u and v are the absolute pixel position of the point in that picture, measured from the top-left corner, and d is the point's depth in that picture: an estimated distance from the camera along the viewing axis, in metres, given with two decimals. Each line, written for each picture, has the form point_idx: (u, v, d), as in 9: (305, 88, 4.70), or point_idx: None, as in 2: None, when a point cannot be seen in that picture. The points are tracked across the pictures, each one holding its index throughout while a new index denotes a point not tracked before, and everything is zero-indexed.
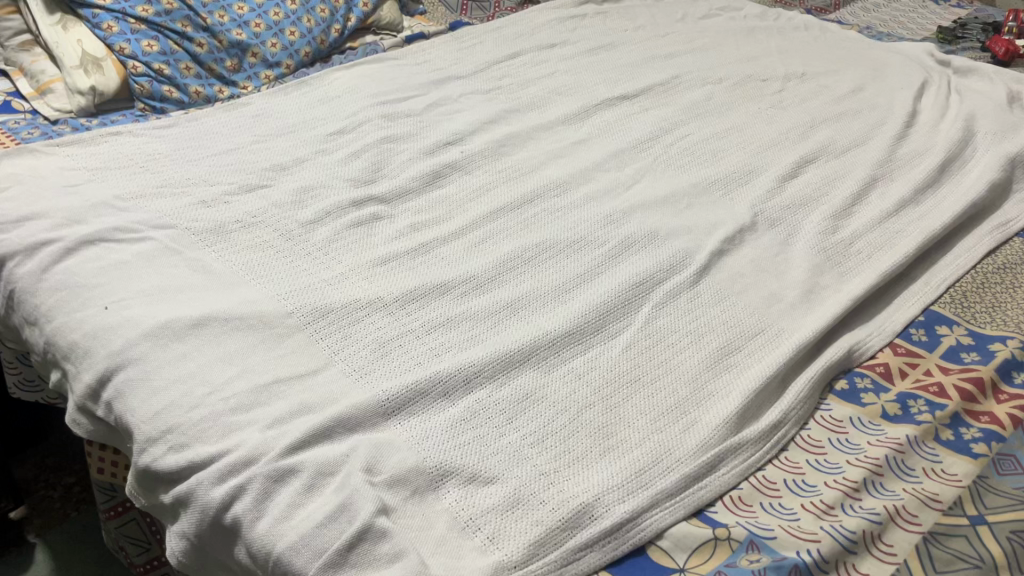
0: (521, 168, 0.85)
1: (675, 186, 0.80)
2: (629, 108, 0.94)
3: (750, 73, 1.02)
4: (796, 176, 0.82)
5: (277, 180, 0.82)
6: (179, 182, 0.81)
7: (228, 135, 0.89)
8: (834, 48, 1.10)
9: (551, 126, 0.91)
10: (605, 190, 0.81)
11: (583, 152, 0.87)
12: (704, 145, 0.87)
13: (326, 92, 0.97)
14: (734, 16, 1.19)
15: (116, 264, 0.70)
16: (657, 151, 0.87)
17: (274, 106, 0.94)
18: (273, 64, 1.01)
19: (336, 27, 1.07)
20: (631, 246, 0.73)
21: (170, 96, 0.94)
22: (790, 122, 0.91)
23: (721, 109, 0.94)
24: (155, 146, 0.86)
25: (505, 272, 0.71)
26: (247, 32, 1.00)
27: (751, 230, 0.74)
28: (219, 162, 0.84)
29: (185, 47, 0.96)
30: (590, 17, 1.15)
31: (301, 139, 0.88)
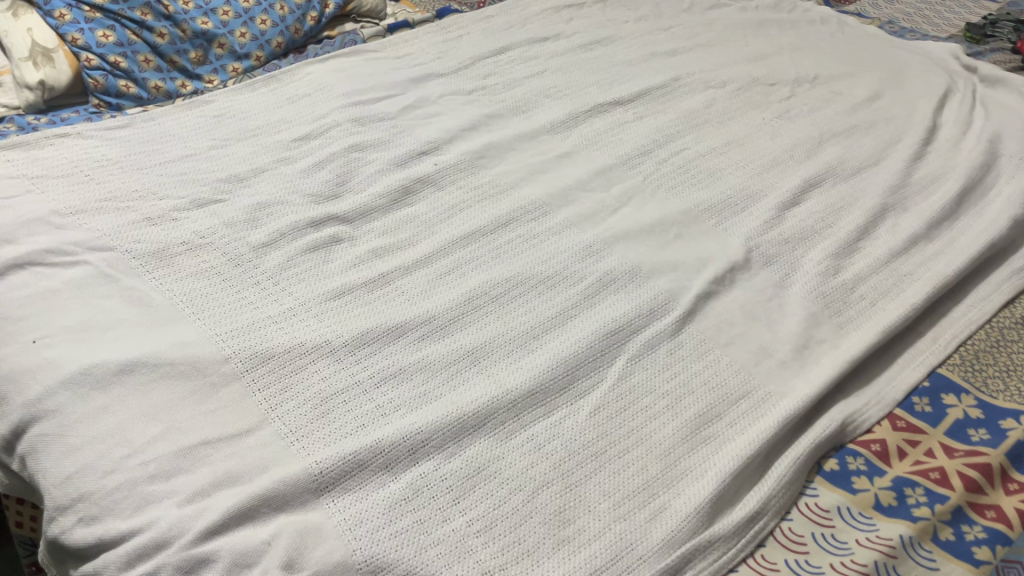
0: (499, 186, 0.78)
1: (665, 213, 0.73)
2: (622, 116, 0.87)
3: (757, 75, 0.94)
4: (798, 204, 0.74)
5: (232, 194, 0.76)
6: (126, 196, 0.74)
7: (185, 139, 0.82)
8: (852, 46, 1.02)
9: (535, 136, 0.84)
10: (588, 214, 0.74)
11: (567, 168, 0.80)
12: (700, 162, 0.80)
13: (295, 90, 0.90)
14: (745, 7, 1.10)
15: (45, 293, 0.64)
16: (648, 168, 0.79)
17: (238, 106, 0.87)
18: (242, 56, 0.94)
19: (312, 14, 0.99)
20: (611, 283, 0.66)
21: (126, 92, 0.87)
22: (797, 136, 0.84)
23: (722, 117, 0.87)
24: (104, 150, 0.80)
25: (469, 312, 0.65)
26: (213, 20, 0.92)
27: (744, 270, 0.68)
28: (172, 172, 0.78)
29: (144, 38, 0.88)
30: (589, 6, 1.06)
31: (262, 145, 0.82)
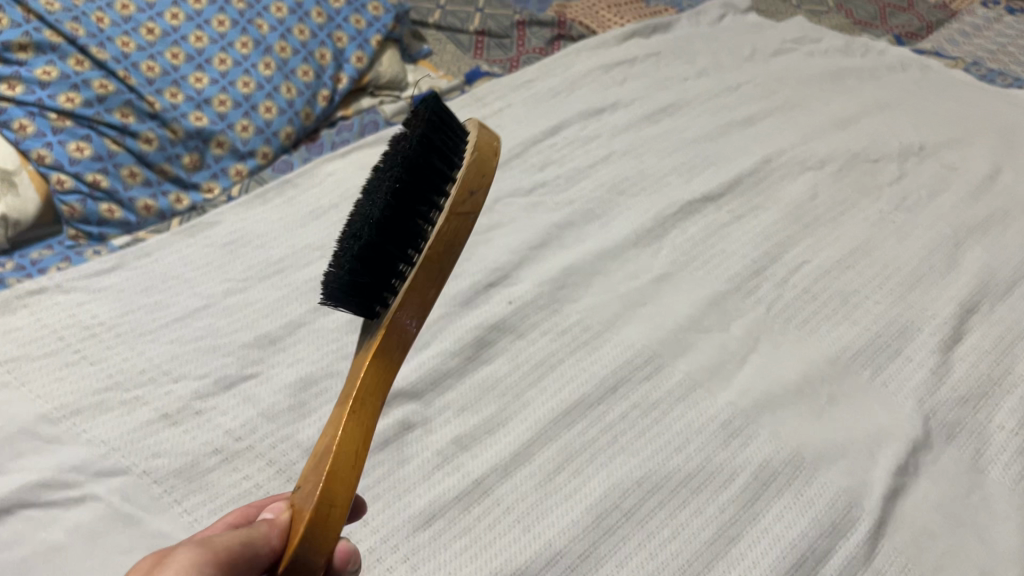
0: (591, 327, 0.64)
1: (806, 365, 0.60)
2: (716, 216, 0.73)
3: (855, 150, 0.81)
4: (959, 340, 0.62)
5: (266, 362, 0.61)
6: (131, 380, 0.58)
7: (192, 281, 0.66)
8: (947, 98, 0.90)
9: (620, 252, 0.70)
10: (711, 368, 0.61)
11: (670, 296, 0.66)
12: (826, 283, 0.67)
13: (318, 199, 0.74)
14: (812, 51, 0.97)
15: (44, 552, 0.48)
16: (767, 294, 0.66)
17: (251, 227, 0.71)
18: (246, 154, 0.78)
19: (323, 93, 0.83)
20: (768, 481, 0.53)
21: (110, 217, 0.70)
22: (927, 236, 0.71)
23: (832, 211, 0.74)
24: (92, 309, 0.63)
25: (601, 541, 0.50)
26: (208, 113, 0.76)
27: (926, 450, 0.55)
28: (184, 336, 0.62)
29: (126, 146, 0.71)
30: (641, 61, 0.92)
31: (293, 286, 0.66)
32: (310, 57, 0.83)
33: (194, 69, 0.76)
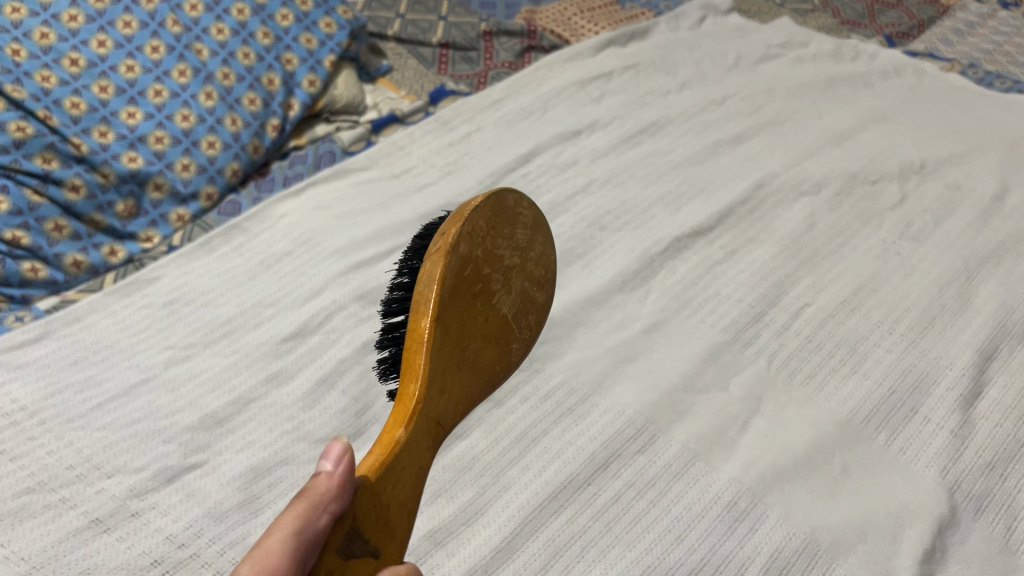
0: (577, 389, 0.58)
1: (815, 430, 0.55)
2: (708, 253, 0.67)
3: (852, 170, 0.75)
4: (979, 394, 0.57)
5: (214, 447, 0.54)
6: (58, 478, 0.51)
7: (129, 350, 0.59)
8: (945, 107, 0.84)
9: (606, 298, 0.64)
10: (711, 434, 0.55)
11: (662, 349, 0.60)
12: (831, 329, 0.61)
13: (268, 246, 0.67)
14: (800, 58, 0.91)
15: None
16: (768, 344, 0.60)
17: (196, 282, 0.64)
18: (188, 197, 0.70)
19: (273, 122, 0.76)
20: (781, 574, 0.47)
21: (34, 277, 0.63)
22: (936, 269, 0.66)
23: (833, 242, 0.68)
24: (12, 391, 0.56)
25: None
26: (143, 153, 0.68)
27: (954, 528, 0.49)
28: (118, 420, 0.55)
29: (50, 196, 0.64)
30: (620, 74, 0.86)
31: (243, 352, 0.59)
32: (256, 83, 0.75)
33: (126, 103, 0.69)
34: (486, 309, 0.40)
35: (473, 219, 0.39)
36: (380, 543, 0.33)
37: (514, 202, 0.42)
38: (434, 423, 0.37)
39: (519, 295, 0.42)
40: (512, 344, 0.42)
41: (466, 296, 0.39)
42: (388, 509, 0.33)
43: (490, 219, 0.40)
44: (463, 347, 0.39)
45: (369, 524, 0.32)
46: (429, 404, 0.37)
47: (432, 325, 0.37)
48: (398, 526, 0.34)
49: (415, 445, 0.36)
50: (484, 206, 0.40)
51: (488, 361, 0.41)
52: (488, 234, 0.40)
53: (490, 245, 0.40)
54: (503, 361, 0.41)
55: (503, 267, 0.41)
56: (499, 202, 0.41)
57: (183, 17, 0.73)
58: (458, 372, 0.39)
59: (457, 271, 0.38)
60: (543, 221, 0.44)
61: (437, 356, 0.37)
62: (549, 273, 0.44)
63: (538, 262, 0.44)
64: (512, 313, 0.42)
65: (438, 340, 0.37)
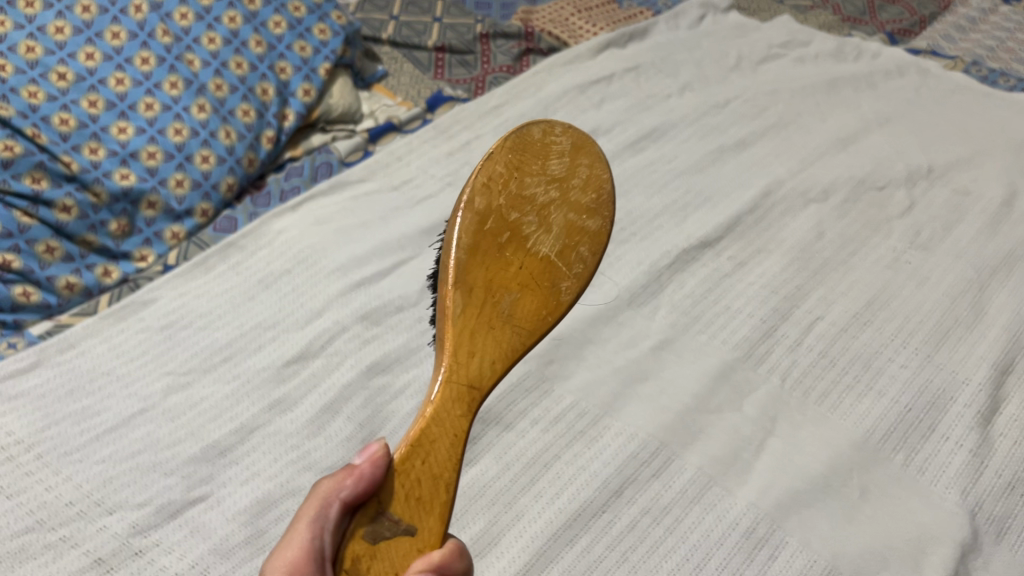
0: (588, 411, 0.57)
1: (831, 451, 0.54)
2: (716, 265, 0.66)
3: (859, 176, 0.74)
4: (997, 411, 0.56)
5: (217, 479, 0.52)
6: (57, 516, 0.50)
7: (125, 377, 0.57)
8: (951, 108, 0.83)
9: (614, 314, 0.62)
10: (726, 458, 0.54)
11: (673, 368, 0.59)
12: (843, 345, 0.60)
13: (266, 264, 0.66)
14: (802, 57, 0.90)
15: None
16: (780, 361, 0.59)
17: (194, 303, 0.63)
18: (182, 214, 0.69)
19: (268, 134, 0.74)
20: None
21: (25, 301, 0.61)
22: (948, 279, 0.65)
23: (842, 252, 0.67)
24: (7, 424, 0.54)
25: None
26: (135, 169, 0.66)
27: (976, 552, 0.49)
28: (118, 452, 0.53)
29: (41, 217, 0.62)
30: (620, 77, 0.84)
31: (244, 378, 0.58)
32: (250, 94, 0.73)
33: (116, 117, 0.66)
34: (519, 257, 0.40)
35: (489, 166, 0.41)
36: (416, 519, 0.34)
37: (541, 134, 0.43)
38: (470, 386, 0.37)
39: (565, 230, 0.41)
40: (562, 283, 0.40)
41: (491, 247, 0.39)
42: (419, 485, 0.35)
43: (513, 159, 0.41)
44: (495, 302, 0.39)
45: (397, 505, 0.35)
46: (458, 369, 0.37)
47: (449, 292, 0.38)
48: (434, 500, 0.35)
49: (444, 414, 0.36)
50: (501, 150, 0.41)
51: (531, 310, 0.39)
52: (513, 174, 0.41)
53: (516, 185, 0.40)
54: (553, 306, 0.39)
55: (535, 208, 0.41)
56: (522, 138, 0.42)
57: (173, 27, 0.71)
58: (493, 329, 0.38)
59: (473, 227, 0.39)
60: (586, 144, 0.43)
61: (458, 321, 0.38)
62: (604, 197, 0.42)
63: (586, 188, 0.42)
64: (559, 249, 0.40)
65: (457, 304, 0.38)
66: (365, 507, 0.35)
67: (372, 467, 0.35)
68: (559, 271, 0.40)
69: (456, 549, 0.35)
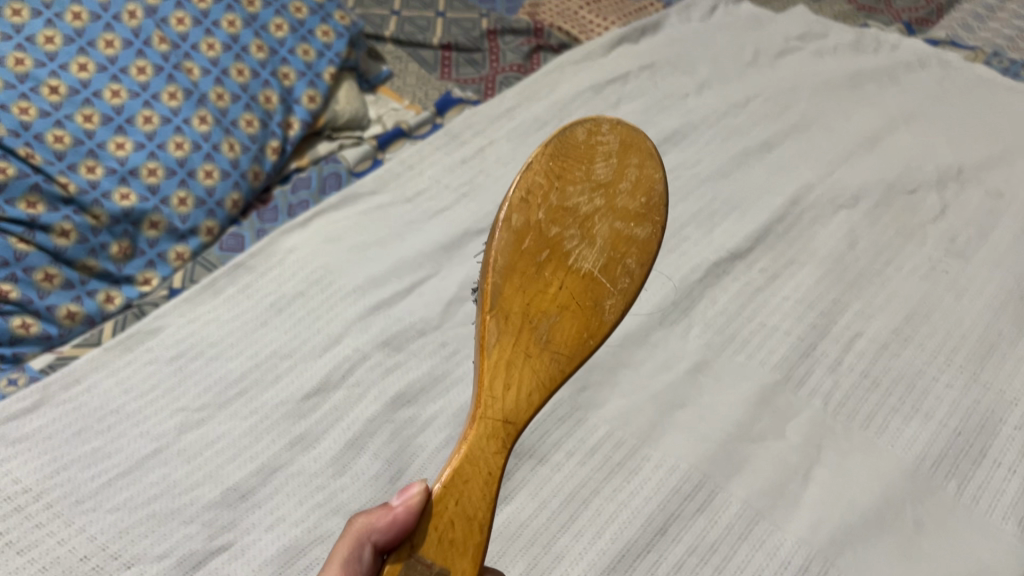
0: (625, 441, 0.54)
1: (881, 481, 0.51)
2: (748, 279, 0.64)
3: (889, 179, 0.72)
4: None
5: (240, 526, 0.50)
6: (72, 572, 0.47)
7: (136, 415, 0.54)
8: (977, 101, 0.81)
9: (645, 334, 0.60)
10: (773, 489, 0.51)
11: (711, 393, 0.57)
12: (886, 362, 0.58)
13: (279, 286, 0.62)
14: (820, 50, 0.87)
15: None
16: (822, 382, 0.57)
17: (205, 330, 0.59)
18: (186, 233, 0.65)
19: (273, 144, 0.70)
20: None
21: (25, 333, 0.58)
22: (988, 290, 0.63)
23: (877, 262, 0.65)
24: (12, 471, 0.51)
25: None
26: (135, 188, 0.62)
27: None
28: (133, 499, 0.50)
29: (38, 243, 0.58)
30: (636, 75, 0.81)
31: (263, 413, 0.55)
32: (253, 102, 0.69)
33: (114, 133, 0.62)
34: (559, 277, 0.37)
35: (528, 177, 0.38)
36: (449, 561, 0.33)
37: (585, 135, 0.39)
38: (507, 421, 0.35)
39: (610, 242, 0.38)
40: (605, 302, 0.37)
41: (529, 267, 0.37)
42: (452, 526, 0.34)
43: (554, 167, 0.38)
44: (533, 328, 0.37)
45: (429, 548, 0.33)
46: (493, 404, 0.35)
47: (484, 320, 0.36)
48: (469, 541, 0.33)
49: (479, 451, 0.35)
50: (541, 157, 0.38)
51: (570, 333, 0.37)
52: (554, 184, 0.38)
53: (557, 196, 0.38)
54: (595, 326, 0.37)
55: (577, 220, 0.38)
56: (563, 143, 0.39)
57: (169, 33, 0.67)
58: (530, 357, 0.36)
59: (509, 247, 0.37)
60: (636, 141, 0.40)
61: (494, 351, 0.36)
62: (655, 201, 0.39)
63: (634, 192, 0.39)
64: (602, 266, 0.37)
65: (493, 333, 0.36)
66: (400, 550, 0.33)
67: (410, 513, 0.34)
68: (602, 289, 0.37)
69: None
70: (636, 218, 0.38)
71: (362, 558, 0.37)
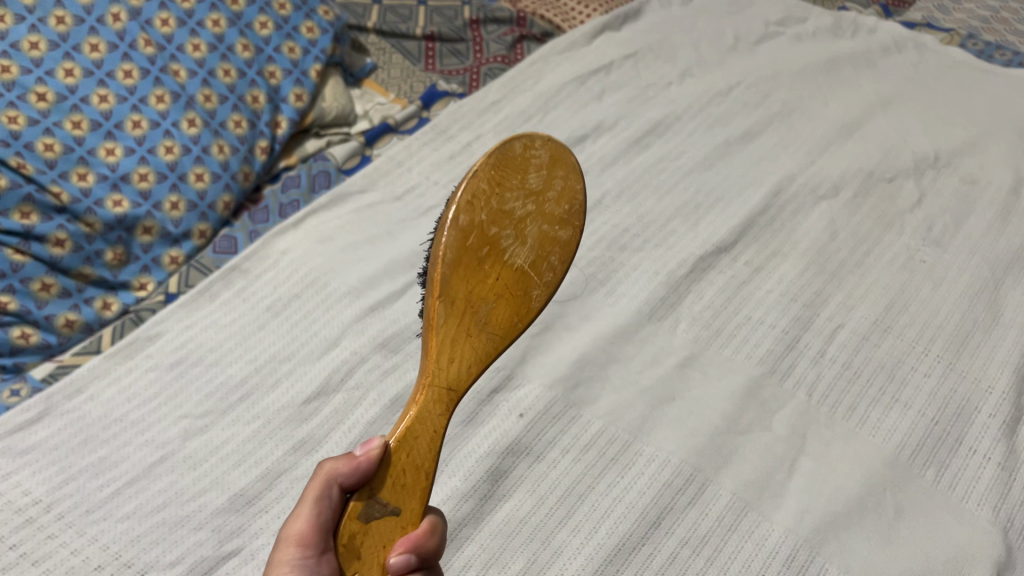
0: (618, 436, 0.56)
1: (864, 471, 0.54)
2: (733, 272, 0.66)
3: (867, 168, 0.73)
4: (1020, 420, 0.57)
5: (249, 531, 0.51)
6: None
7: (140, 423, 0.55)
8: (952, 85, 0.82)
9: (635, 331, 0.62)
10: (760, 481, 0.54)
11: (699, 387, 0.58)
12: (867, 353, 0.60)
13: (273, 288, 0.63)
14: (799, 35, 0.88)
15: None
16: (806, 374, 0.59)
17: (203, 335, 0.60)
18: (180, 237, 0.66)
19: (261, 144, 0.72)
20: None
21: (25, 343, 0.59)
22: (963, 278, 0.65)
23: (857, 253, 0.67)
24: (22, 483, 0.52)
25: None
26: (127, 194, 0.62)
27: (1009, 570, 0.50)
28: (142, 507, 0.51)
29: (34, 254, 0.59)
30: (619, 66, 0.83)
31: (265, 419, 0.56)
32: (240, 103, 0.70)
33: (103, 139, 0.62)
34: (496, 270, 0.38)
35: (472, 183, 0.38)
36: (399, 501, 0.36)
37: (521, 148, 0.39)
38: (450, 389, 0.37)
39: (538, 241, 0.39)
40: (534, 291, 0.39)
41: (472, 261, 0.38)
42: (404, 474, 0.36)
43: (495, 175, 0.38)
44: (473, 312, 0.38)
45: (385, 490, 0.35)
46: (439, 373, 0.37)
47: (432, 305, 0.37)
48: (416, 485, 0.36)
49: (425, 413, 0.36)
50: (484, 167, 0.38)
51: (504, 318, 0.38)
52: (495, 190, 0.38)
53: (497, 201, 0.38)
54: (524, 312, 0.39)
55: (512, 222, 0.38)
56: (502, 154, 0.39)
57: (155, 35, 0.66)
58: (470, 337, 0.38)
59: (456, 244, 0.37)
60: (564, 154, 0.40)
61: (442, 329, 0.37)
62: (577, 208, 0.40)
63: (560, 200, 0.40)
64: (532, 262, 0.39)
65: (440, 315, 0.37)
66: (361, 491, 0.35)
67: (371, 462, 0.35)
68: (530, 280, 0.39)
69: (428, 526, 0.37)
70: (560, 222, 0.40)
71: (331, 499, 0.38)
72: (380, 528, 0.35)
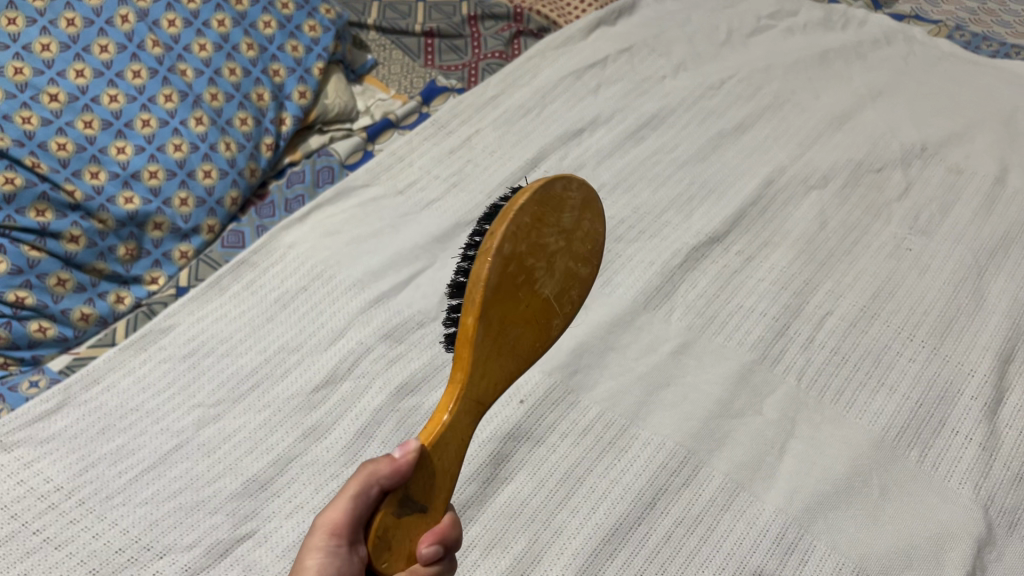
0: (615, 421, 0.58)
1: (851, 452, 0.56)
2: (725, 261, 0.68)
3: (857, 158, 0.76)
4: (1001, 402, 0.59)
5: (263, 515, 0.53)
6: (109, 564, 0.50)
7: (156, 412, 0.57)
8: (940, 76, 0.84)
9: (631, 319, 0.64)
10: (751, 462, 0.56)
11: (693, 373, 0.61)
12: (855, 339, 0.62)
13: (280, 281, 0.65)
14: (791, 28, 0.90)
15: None
16: (795, 360, 0.61)
17: (213, 327, 0.62)
18: (189, 232, 0.68)
19: (267, 141, 0.74)
20: None
21: (42, 336, 0.61)
22: (948, 266, 0.67)
23: (846, 242, 0.69)
24: (44, 470, 0.54)
25: None
26: (138, 191, 0.64)
27: (990, 546, 0.53)
28: (160, 492, 0.53)
29: (49, 250, 0.61)
30: (614, 60, 0.84)
31: (276, 407, 0.58)
32: (246, 101, 0.72)
33: (114, 137, 0.64)
34: (529, 296, 0.39)
35: (519, 215, 0.38)
36: (428, 499, 0.37)
37: (560, 187, 0.40)
38: (478, 401, 0.39)
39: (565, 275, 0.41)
40: (553, 321, 0.41)
41: (511, 289, 0.38)
42: (436, 477, 0.37)
43: (538, 210, 0.39)
44: (505, 334, 0.39)
45: (418, 489, 0.36)
46: (471, 386, 0.38)
47: (472, 324, 0.38)
48: (443, 487, 0.37)
49: (457, 422, 0.38)
50: (530, 201, 0.39)
51: (529, 343, 0.40)
52: (537, 226, 0.39)
53: (537, 235, 0.39)
54: (544, 338, 0.41)
55: (548, 254, 0.40)
56: (546, 191, 0.39)
57: (162, 36, 0.68)
58: (500, 355, 0.39)
59: (499, 271, 0.37)
60: (593, 199, 0.42)
61: (478, 348, 0.38)
62: (596, 248, 0.43)
63: (585, 240, 0.42)
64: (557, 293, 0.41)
65: (478, 336, 0.38)
66: (396, 490, 0.36)
67: (412, 466, 0.36)
68: (553, 309, 0.41)
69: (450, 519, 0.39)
70: (584, 265, 0.42)
71: (370, 496, 0.37)
72: (409, 524, 0.36)
